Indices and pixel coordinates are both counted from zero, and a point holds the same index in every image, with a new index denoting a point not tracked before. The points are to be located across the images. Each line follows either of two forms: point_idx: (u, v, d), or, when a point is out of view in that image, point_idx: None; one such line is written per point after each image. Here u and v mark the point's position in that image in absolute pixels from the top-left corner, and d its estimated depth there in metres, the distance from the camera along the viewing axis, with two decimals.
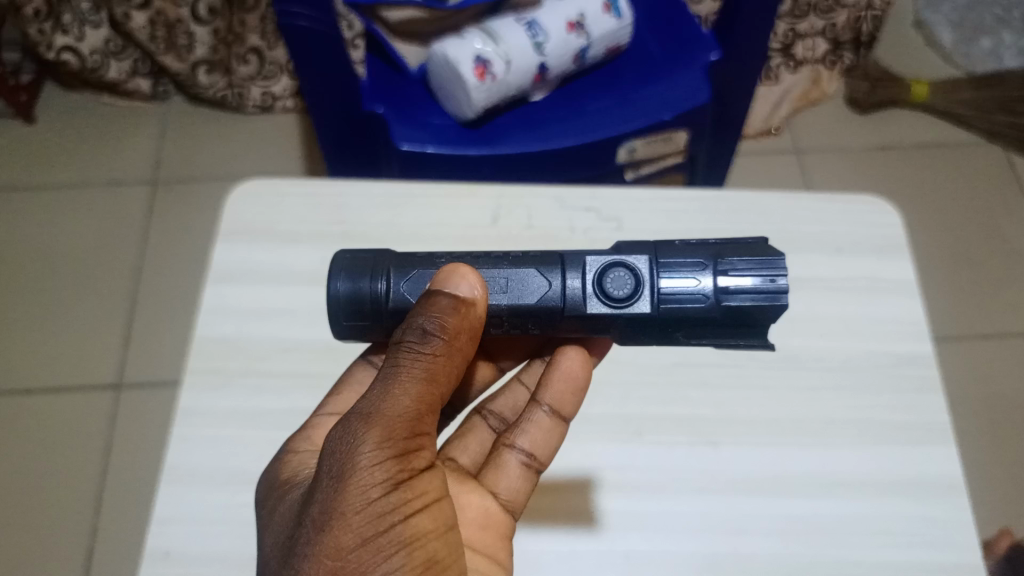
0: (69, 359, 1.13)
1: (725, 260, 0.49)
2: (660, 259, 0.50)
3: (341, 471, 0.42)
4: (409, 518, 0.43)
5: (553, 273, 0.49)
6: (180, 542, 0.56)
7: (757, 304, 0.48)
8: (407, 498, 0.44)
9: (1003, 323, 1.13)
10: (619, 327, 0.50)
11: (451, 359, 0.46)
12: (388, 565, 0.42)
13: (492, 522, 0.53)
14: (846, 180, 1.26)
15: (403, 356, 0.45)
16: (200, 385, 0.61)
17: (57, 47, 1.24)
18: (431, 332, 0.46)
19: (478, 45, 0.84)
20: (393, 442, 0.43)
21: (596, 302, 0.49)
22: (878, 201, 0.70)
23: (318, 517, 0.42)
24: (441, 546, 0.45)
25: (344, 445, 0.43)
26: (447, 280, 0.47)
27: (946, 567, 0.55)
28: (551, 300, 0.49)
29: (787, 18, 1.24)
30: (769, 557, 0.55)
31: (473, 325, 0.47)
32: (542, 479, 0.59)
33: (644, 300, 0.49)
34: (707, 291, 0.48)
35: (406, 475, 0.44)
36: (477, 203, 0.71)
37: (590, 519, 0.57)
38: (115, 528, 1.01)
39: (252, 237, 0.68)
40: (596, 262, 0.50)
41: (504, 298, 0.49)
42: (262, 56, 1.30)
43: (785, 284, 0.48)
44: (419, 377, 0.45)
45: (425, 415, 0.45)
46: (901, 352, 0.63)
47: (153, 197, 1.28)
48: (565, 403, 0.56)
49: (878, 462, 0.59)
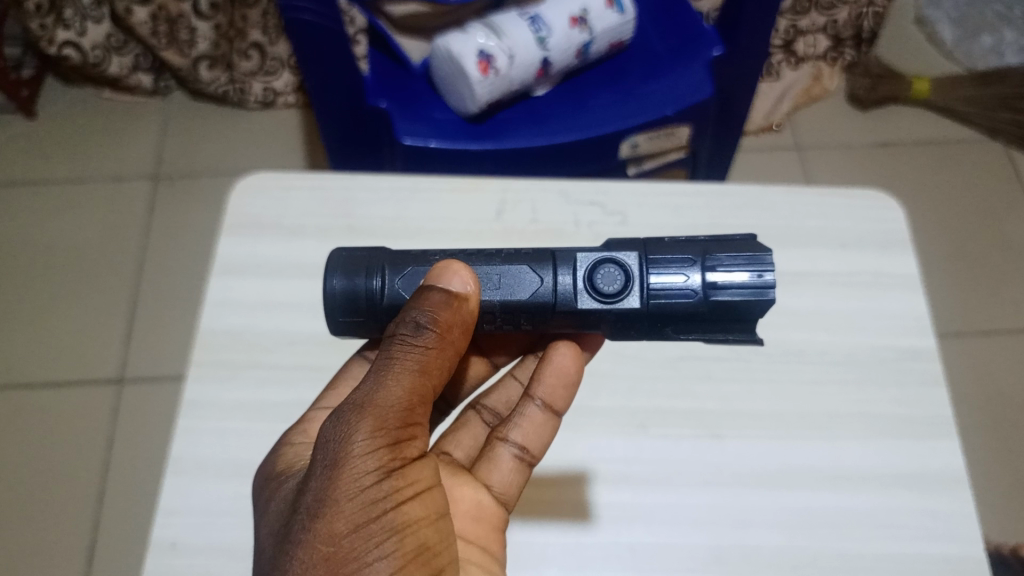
0: (70, 355, 1.13)
1: (712, 256, 0.49)
2: (650, 256, 0.50)
3: (334, 460, 0.42)
4: (401, 505, 0.43)
5: (545, 269, 0.50)
6: (186, 533, 0.56)
7: (746, 299, 0.48)
8: (399, 485, 0.44)
9: (1004, 319, 1.13)
10: (609, 323, 0.50)
11: (444, 351, 0.47)
12: (380, 551, 0.42)
13: (485, 515, 0.53)
14: (846, 177, 1.26)
15: (396, 348, 0.46)
16: (205, 377, 0.61)
17: (58, 42, 1.24)
18: (424, 325, 0.46)
19: (482, 40, 0.84)
20: (385, 431, 0.43)
21: (586, 297, 0.49)
22: (881, 197, 0.70)
23: (312, 505, 0.42)
24: (432, 533, 0.45)
25: (337, 434, 0.43)
26: (440, 276, 0.47)
27: (950, 560, 0.55)
28: (543, 296, 0.49)
29: (788, 14, 1.25)
30: (777, 548, 0.56)
31: (465, 319, 0.47)
32: (535, 473, 0.59)
33: (634, 295, 0.49)
34: (696, 286, 0.48)
35: (399, 464, 0.44)
36: (482, 196, 0.71)
37: (585, 514, 0.57)
38: (117, 523, 1.01)
39: (258, 231, 0.68)
40: (587, 258, 0.50)
41: (497, 295, 0.49)
42: (263, 51, 1.31)
43: (772, 279, 0.48)
44: (411, 369, 0.45)
45: (418, 406, 0.45)
46: (904, 346, 0.63)
47: (154, 192, 1.28)
48: (556, 397, 0.56)
49: (881, 456, 0.59)
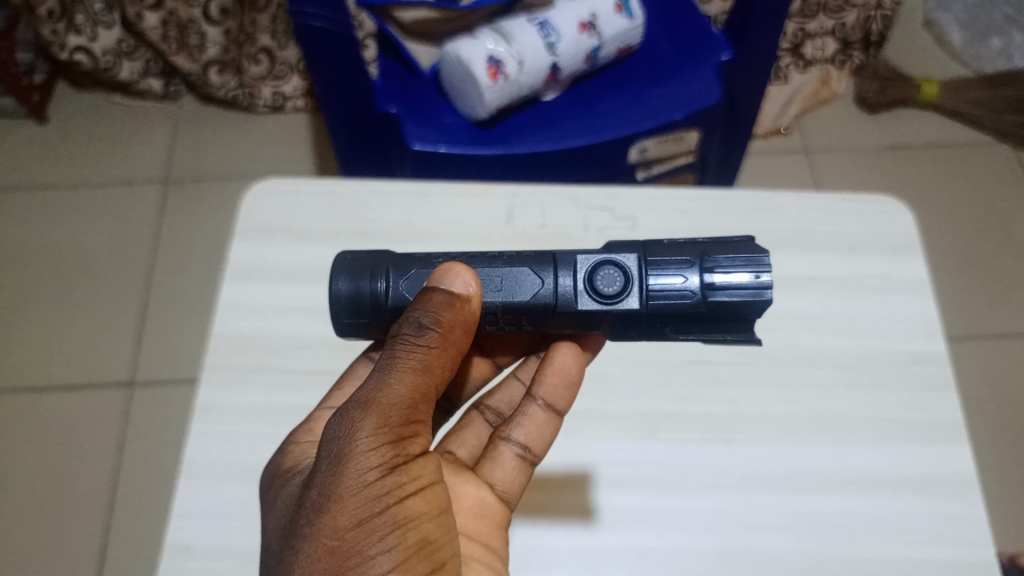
0: (83, 357, 1.14)
1: (710, 259, 0.49)
2: (649, 258, 0.50)
3: (339, 456, 0.43)
4: (404, 500, 0.44)
5: (546, 271, 0.50)
6: (200, 536, 0.56)
7: (743, 299, 0.48)
8: (401, 481, 0.44)
9: (1015, 322, 1.13)
10: (610, 323, 0.50)
11: (447, 350, 0.47)
12: (383, 545, 0.42)
13: (488, 512, 0.53)
14: (855, 181, 1.26)
15: (398, 347, 0.46)
16: (218, 381, 0.62)
17: (69, 48, 1.25)
18: (426, 325, 0.46)
19: (491, 45, 0.85)
20: (389, 428, 0.44)
21: (587, 299, 0.50)
22: (889, 202, 0.70)
23: (317, 500, 0.42)
24: (434, 528, 0.45)
25: (341, 430, 0.43)
26: (442, 277, 0.47)
27: (960, 564, 0.55)
28: (544, 298, 0.49)
29: (797, 18, 1.25)
30: (787, 551, 0.56)
31: (466, 320, 0.48)
32: (539, 473, 0.59)
33: (633, 296, 0.49)
34: (694, 287, 0.49)
35: (401, 460, 0.44)
36: (491, 202, 0.71)
37: (590, 515, 0.57)
38: (128, 525, 1.02)
39: (269, 236, 0.68)
40: (586, 261, 0.50)
41: (498, 296, 0.50)
42: (273, 56, 1.30)
43: (769, 280, 0.48)
44: (414, 368, 0.46)
45: (421, 404, 0.46)
46: (913, 350, 0.63)
47: (165, 197, 1.29)
48: (558, 397, 0.57)
49: (891, 461, 0.59)
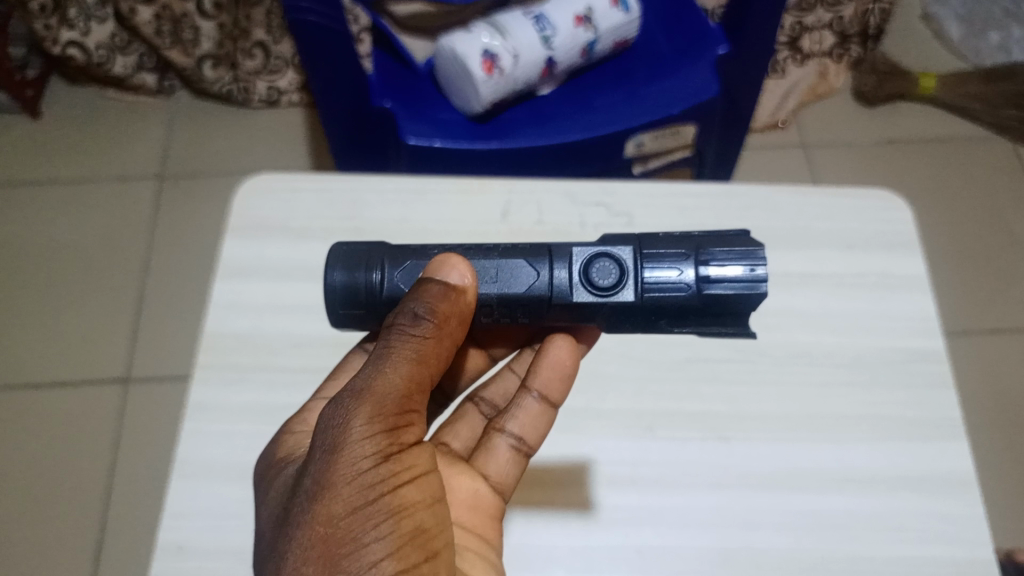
0: (78, 354, 1.14)
1: (705, 252, 0.49)
2: (644, 251, 0.50)
3: (333, 444, 0.43)
4: (398, 489, 0.43)
5: (541, 264, 0.49)
6: (194, 536, 0.56)
7: (737, 293, 0.48)
8: (396, 470, 0.44)
9: (1014, 317, 1.13)
10: (605, 315, 0.50)
11: (443, 341, 0.47)
12: (377, 532, 0.42)
13: (482, 504, 0.53)
14: (854, 175, 1.26)
15: (393, 336, 0.45)
16: (212, 380, 0.61)
17: (63, 42, 1.24)
18: (421, 315, 0.46)
19: (487, 39, 0.84)
20: (383, 417, 0.43)
21: (582, 291, 0.49)
22: (888, 198, 0.70)
23: (310, 487, 0.42)
24: (429, 516, 0.44)
25: (336, 419, 0.43)
26: (437, 269, 0.47)
27: (958, 563, 0.55)
28: (539, 290, 0.49)
29: (794, 12, 1.23)
30: (785, 550, 0.55)
31: (463, 311, 0.47)
32: (536, 468, 0.58)
33: (628, 288, 0.49)
34: (689, 280, 0.48)
35: (396, 449, 0.44)
36: (487, 198, 0.70)
37: (585, 514, 0.56)
38: (125, 522, 1.02)
39: (263, 233, 0.68)
40: (582, 253, 0.50)
41: (494, 288, 0.49)
42: (268, 49, 1.30)
43: (764, 273, 0.48)
44: (410, 358, 0.45)
45: (416, 394, 0.45)
46: (912, 347, 0.63)
47: (159, 194, 1.28)
48: (552, 390, 0.56)
49: (890, 459, 0.59)
